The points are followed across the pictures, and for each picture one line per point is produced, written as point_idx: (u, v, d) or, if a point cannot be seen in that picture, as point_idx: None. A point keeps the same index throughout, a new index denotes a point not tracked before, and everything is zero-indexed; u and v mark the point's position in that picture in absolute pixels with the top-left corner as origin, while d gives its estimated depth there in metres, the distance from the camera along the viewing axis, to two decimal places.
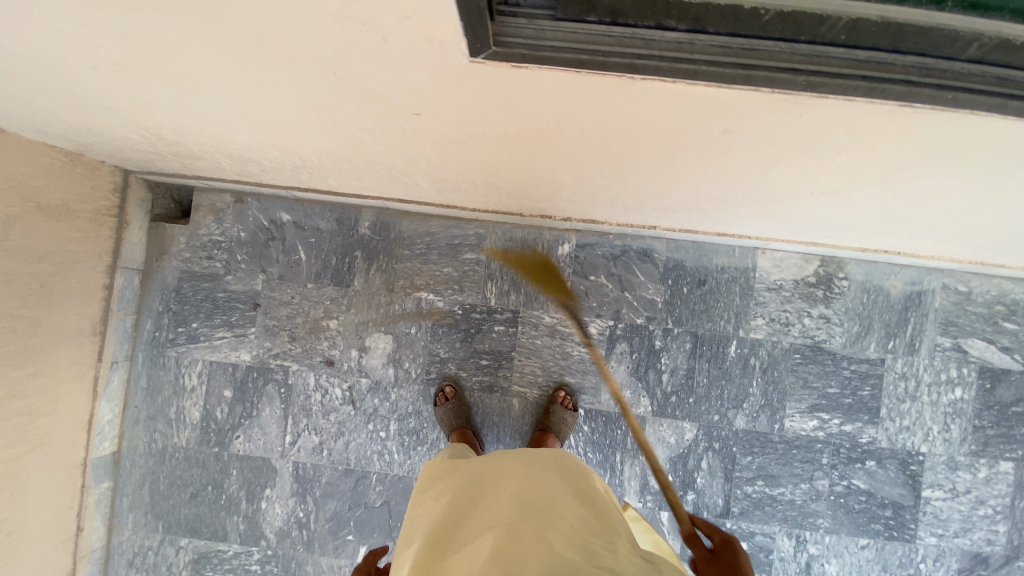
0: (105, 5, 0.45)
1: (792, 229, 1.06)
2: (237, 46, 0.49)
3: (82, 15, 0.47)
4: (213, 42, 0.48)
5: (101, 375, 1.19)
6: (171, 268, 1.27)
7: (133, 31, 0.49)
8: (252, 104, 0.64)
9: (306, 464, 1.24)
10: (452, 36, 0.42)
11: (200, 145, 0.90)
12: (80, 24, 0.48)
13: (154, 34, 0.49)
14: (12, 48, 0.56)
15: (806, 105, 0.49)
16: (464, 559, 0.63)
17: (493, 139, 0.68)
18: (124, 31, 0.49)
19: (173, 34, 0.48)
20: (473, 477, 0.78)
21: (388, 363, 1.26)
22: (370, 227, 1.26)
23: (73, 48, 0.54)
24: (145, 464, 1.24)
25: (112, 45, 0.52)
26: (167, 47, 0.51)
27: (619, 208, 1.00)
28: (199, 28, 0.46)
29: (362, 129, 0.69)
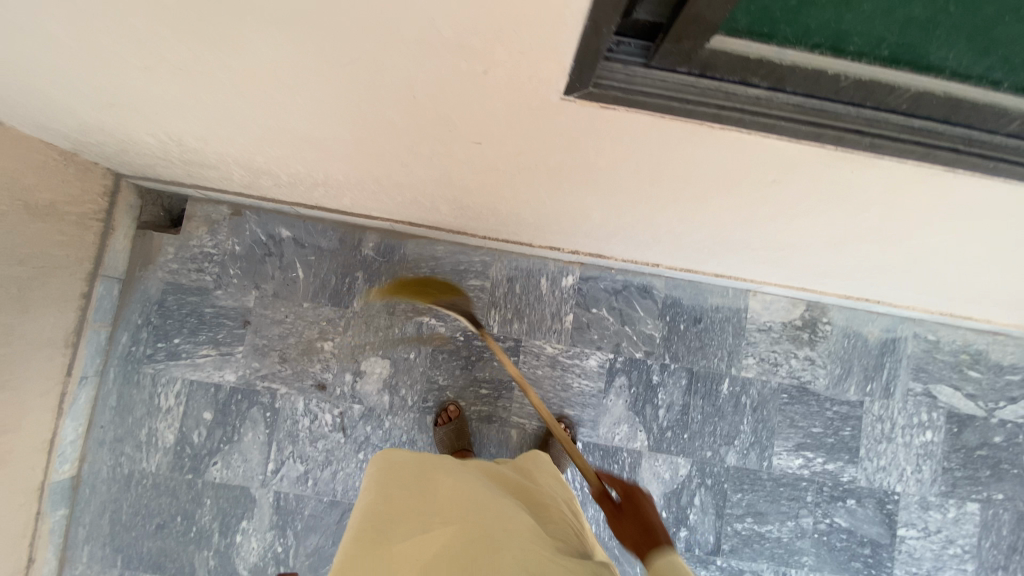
0: (195, 13, 0.45)
1: (788, 274, 1.12)
2: (323, 62, 0.49)
3: (165, 19, 0.46)
4: (299, 57, 0.49)
5: (67, 391, 1.10)
6: (155, 279, 1.20)
7: (214, 40, 0.49)
8: (304, 119, 0.63)
9: (288, 495, 1.16)
10: (558, 73, 0.44)
11: (218, 156, 0.88)
12: (158, 27, 0.48)
13: (236, 44, 0.49)
14: (62, 44, 0.54)
15: (858, 162, 0.53)
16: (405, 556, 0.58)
17: (541, 173, 0.70)
18: (204, 38, 0.48)
19: (257, 46, 0.48)
20: (414, 475, 0.71)
21: (384, 389, 1.21)
22: (374, 248, 1.25)
23: (135, 50, 0.53)
24: (108, 490, 1.15)
25: (181, 50, 0.51)
26: (243, 57, 0.50)
27: (632, 245, 1.03)
28: (289, 43, 0.47)
29: (410, 153, 0.69)
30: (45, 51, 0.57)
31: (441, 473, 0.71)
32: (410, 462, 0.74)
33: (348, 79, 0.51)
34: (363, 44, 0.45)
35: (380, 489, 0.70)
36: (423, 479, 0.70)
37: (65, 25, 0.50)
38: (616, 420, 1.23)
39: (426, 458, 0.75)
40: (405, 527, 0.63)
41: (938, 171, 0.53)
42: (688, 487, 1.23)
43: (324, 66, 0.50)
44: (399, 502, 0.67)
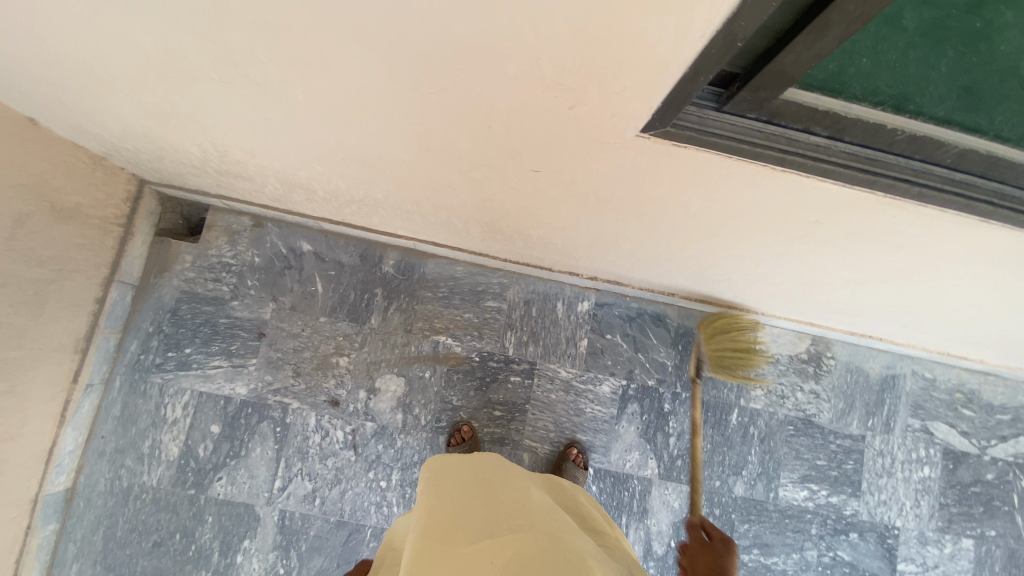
0: (297, 36, 0.47)
1: (799, 309, 1.16)
2: (410, 88, 0.51)
3: (265, 41, 0.49)
4: (387, 82, 0.51)
5: (72, 399, 1.07)
6: (170, 287, 1.19)
7: (305, 61, 0.51)
8: (367, 138, 0.65)
9: (294, 514, 1.13)
10: (641, 113, 0.48)
11: (259, 169, 0.88)
12: (254, 46, 0.50)
13: (326, 66, 0.51)
14: (144, 54, 0.56)
15: (899, 209, 0.57)
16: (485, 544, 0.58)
17: (589, 204, 0.72)
18: (297, 59, 0.50)
19: (348, 69, 0.50)
20: (472, 482, 0.69)
21: (397, 407, 1.20)
22: (394, 265, 1.25)
23: (221, 65, 0.54)
24: (104, 504, 1.10)
25: (268, 69, 0.53)
26: (329, 78, 0.53)
27: (654, 274, 1.06)
28: (382, 69, 0.49)
29: (464, 176, 0.71)
30: (122, 59, 0.58)
31: (499, 481, 0.70)
32: (464, 468, 0.73)
33: (429, 105, 0.54)
34: (456, 74, 0.47)
35: (437, 493, 0.68)
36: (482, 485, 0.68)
37: (157, 38, 0.52)
38: (627, 447, 1.24)
39: (480, 464, 0.74)
40: (473, 529, 0.60)
41: (971, 218, 0.57)
42: None
43: (409, 92, 0.52)
44: (460, 506, 0.65)
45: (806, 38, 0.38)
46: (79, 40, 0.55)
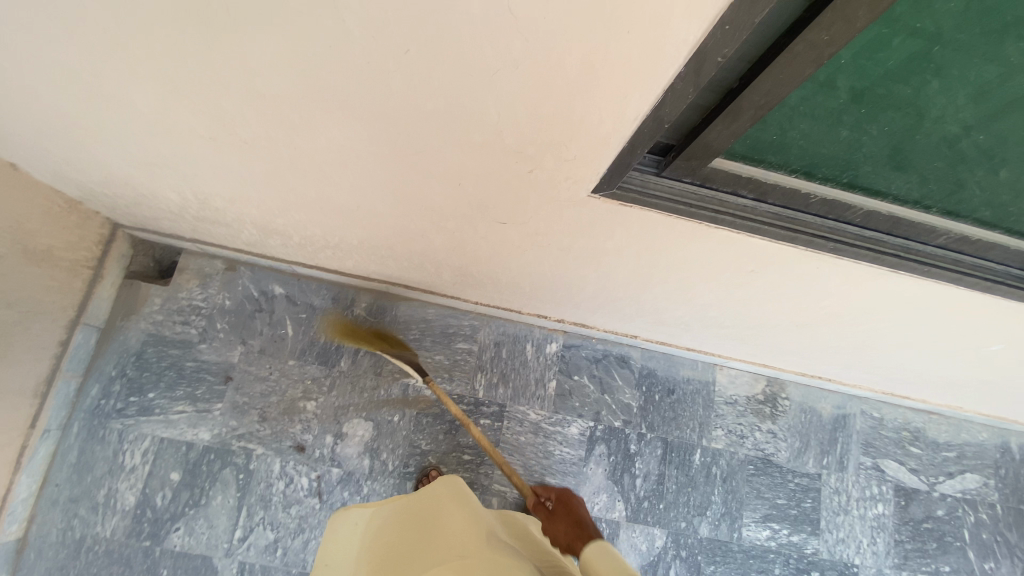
0: (285, 104, 0.52)
1: (752, 351, 1.23)
2: (386, 150, 0.57)
3: (256, 107, 0.54)
4: (365, 144, 0.57)
5: (28, 445, 1.04)
6: (136, 330, 1.18)
7: (291, 124, 0.56)
8: (345, 191, 0.70)
9: (254, 566, 1.09)
10: (592, 177, 0.54)
11: (237, 216, 0.92)
12: (246, 110, 0.55)
13: (310, 129, 0.56)
14: (138, 113, 0.60)
15: (822, 261, 0.65)
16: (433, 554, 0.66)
17: (551, 254, 0.78)
18: (285, 122, 0.56)
19: (330, 132, 0.56)
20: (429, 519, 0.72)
21: (365, 452, 1.19)
22: (366, 309, 1.28)
23: (212, 125, 0.59)
24: (51, 558, 1.05)
25: (257, 130, 0.58)
26: (313, 139, 0.58)
27: (616, 318, 1.12)
28: (361, 133, 0.55)
29: (434, 227, 0.76)
30: (114, 116, 0.62)
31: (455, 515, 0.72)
32: (423, 503, 0.75)
33: (402, 164, 0.59)
34: (428, 140, 0.53)
35: (395, 530, 0.71)
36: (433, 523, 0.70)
37: (153, 100, 0.56)
38: (595, 489, 1.25)
39: (438, 498, 0.75)
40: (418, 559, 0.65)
41: (883, 269, 0.65)
42: (664, 559, 1.24)
43: (385, 153, 0.58)
44: (412, 545, 0.67)
45: (724, 120, 0.46)
46: (76, 100, 0.60)
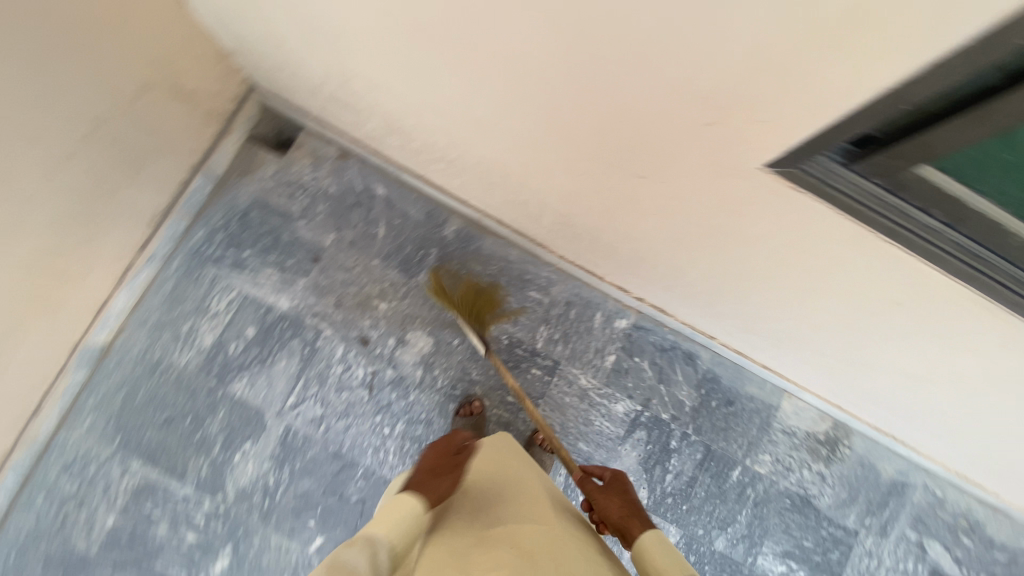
0: None
1: (833, 389, 1.15)
2: (562, 65, 0.54)
3: None
4: (543, 55, 0.54)
5: (133, 265, 1.13)
6: (247, 190, 1.23)
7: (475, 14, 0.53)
8: (492, 103, 0.68)
9: (299, 432, 1.17)
10: (773, 147, 0.51)
11: (370, 104, 0.92)
12: None
13: (493, 24, 0.53)
14: None
15: (980, 307, 0.61)
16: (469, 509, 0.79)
17: (678, 226, 0.73)
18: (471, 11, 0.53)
19: (512, 32, 0.53)
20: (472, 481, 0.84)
21: (419, 364, 1.23)
22: (455, 232, 1.29)
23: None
24: (131, 370, 1.14)
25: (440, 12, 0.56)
26: (491, 36, 0.55)
27: (704, 312, 1.07)
28: (545, 39, 0.51)
29: (565, 163, 0.73)
30: None
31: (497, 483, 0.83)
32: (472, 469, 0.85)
33: (570, 83, 0.56)
34: (615, 62, 0.49)
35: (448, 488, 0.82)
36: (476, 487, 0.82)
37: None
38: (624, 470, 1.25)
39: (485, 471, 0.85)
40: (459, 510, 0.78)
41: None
42: None
43: (558, 68, 0.55)
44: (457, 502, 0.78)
45: (959, 125, 0.40)
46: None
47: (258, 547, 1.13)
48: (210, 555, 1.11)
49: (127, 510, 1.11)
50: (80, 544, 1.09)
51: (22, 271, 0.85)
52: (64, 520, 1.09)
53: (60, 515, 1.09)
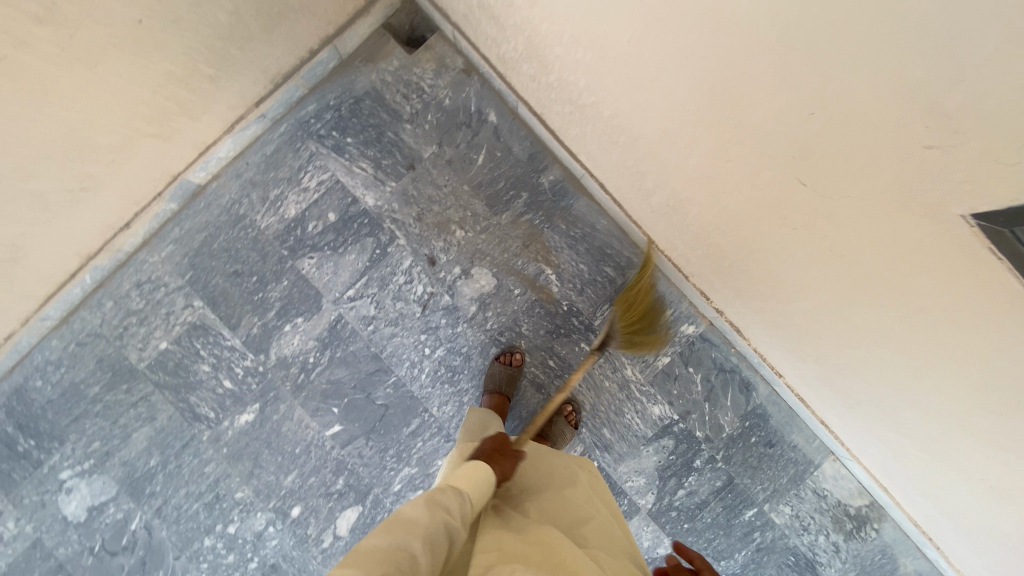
0: None
1: (887, 470, 1.06)
2: (782, 27, 0.46)
3: None
4: (765, 9, 0.46)
5: (245, 117, 1.12)
6: (367, 79, 1.20)
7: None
8: (667, 58, 0.61)
9: (348, 325, 1.20)
10: (995, 195, 0.43)
11: (520, 23, 0.86)
12: None
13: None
14: None
15: None
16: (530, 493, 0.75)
17: (814, 249, 0.65)
18: None
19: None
20: (541, 460, 0.82)
21: (475, 301, 1.22)
22: (551, 182, 1.22)
23: None
24: (216, 216, 1.18)
25: None
26: None
27: (786, 347, 0.99)
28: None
29: (714, 146, 0.66)
30: None
31: (573, 479, 0.80)
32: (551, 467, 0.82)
33: (781, 53, 0.48)
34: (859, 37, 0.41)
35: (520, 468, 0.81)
36: (547, 473, 0.80)
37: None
38: (639, 470, 1.22)
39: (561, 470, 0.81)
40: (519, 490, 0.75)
41: None
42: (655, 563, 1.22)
43: (775, 31, 0.47)
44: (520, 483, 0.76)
45: None
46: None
47: (282, 415, 1.18)
48: (239, 407, 1.18)
49: (180, 340, 1.18)
50: (133, 355, 1.18)
51: (136, 83, 0.87)
52: (125, 329, 1.18)
53: (123, 325, 1.17)
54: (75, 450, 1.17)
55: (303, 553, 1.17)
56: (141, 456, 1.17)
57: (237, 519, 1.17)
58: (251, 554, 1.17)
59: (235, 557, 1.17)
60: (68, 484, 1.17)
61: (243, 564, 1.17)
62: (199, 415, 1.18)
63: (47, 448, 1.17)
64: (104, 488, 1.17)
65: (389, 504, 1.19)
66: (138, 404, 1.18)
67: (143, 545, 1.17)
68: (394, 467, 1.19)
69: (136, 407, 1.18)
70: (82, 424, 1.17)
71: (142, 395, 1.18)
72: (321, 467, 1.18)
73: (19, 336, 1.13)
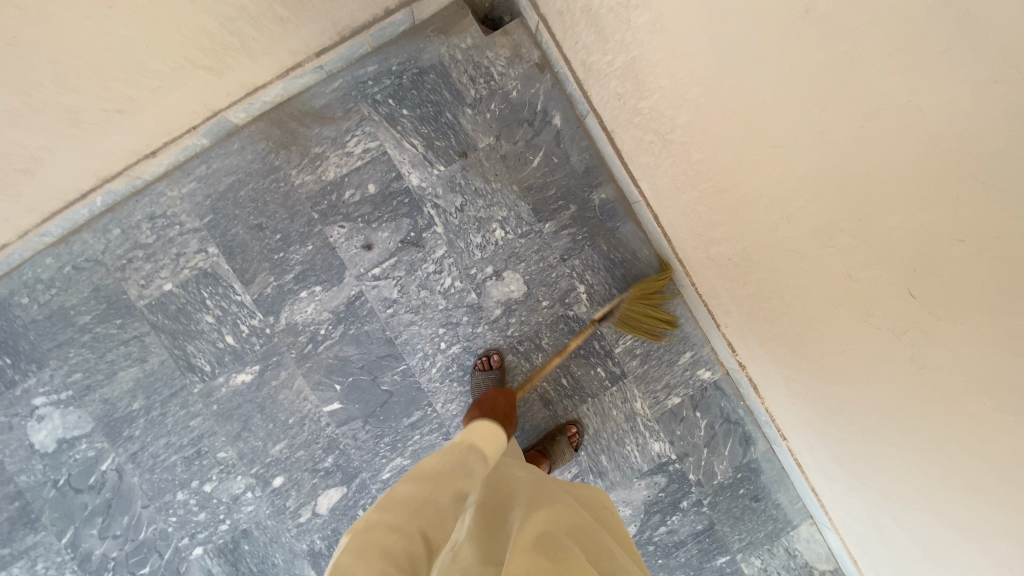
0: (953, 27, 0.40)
1: (866, 549, 1.08)
2: (981, 152, 0.43)
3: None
4: (968, 130, 0.43)
5: (303, 65, 1.04)
6: (437, 51, 1.12)
7: (921, 36, 0.42)
8: (808, 134, 0.58)
9: (367, 303, 1.15)
10: None
11: (631, 42, 0.81)
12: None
13: (940, 67, 0.42)
14: None
15: None
16: (552, 518, 0.72)
17: (894, 351, 0.64)
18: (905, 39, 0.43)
19: (954, 88, 0.42)
20: (559, 497, 0.79)
21: (501, 305, 1.18)
22: (602, 200, 1.17)
23: None
24: (248, 162, 1.10)
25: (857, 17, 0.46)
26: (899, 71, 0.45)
27: (806, 418, 0.99)
28: (1002, 122, 0.40)
29: (821, 227, 0.64)
30: None
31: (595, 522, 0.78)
32: (569, 501, 0.79)
33: (961, 176, 0.45)
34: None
35: (541, 498, 0.78)
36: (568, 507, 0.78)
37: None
38: (627, 501, 1.23)
39: (578, 508, 0.79)
40: (543, 516, 0.72)
41: None
42: None
43: (970, 154, 0.44)
44: (543, 513, 0.73)
45: None
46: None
47: (281, 382, 1.14)
48: (238, 365, 1.13)
49: (187, 285, 1.11)
50: (132, 290, 1.10)
51: (206, 12, 0.79)
52: (129, 261, 1.10)
53: (127, 256, 1.09)
54: (54, 377, 1.10)
55: (277, 524, 1.14)
56: (124, 397, 1.11)
57: (214, 478, 1.13)
58: (223, 516, 1.13)
59: (207, 516, 1.13)
60: (40, 412, 1.10)
61: (213, 524, 1.13)
62: (193, 365, 1.12)
63: (24, 370, 1.09)
64: (79, 422, 1.11)
65: (374, 491, 1.16)
66: (130, 342, 1.11)
67: (111, 487, 1.12)
68: (386, 455, 1.16)
69: (126, 346, 1.11)
70: (66, 351, 1.10)
71: (136, 334, 1.11)
72: (312, 442, 1.15)
73: (12, 247, 1.04)
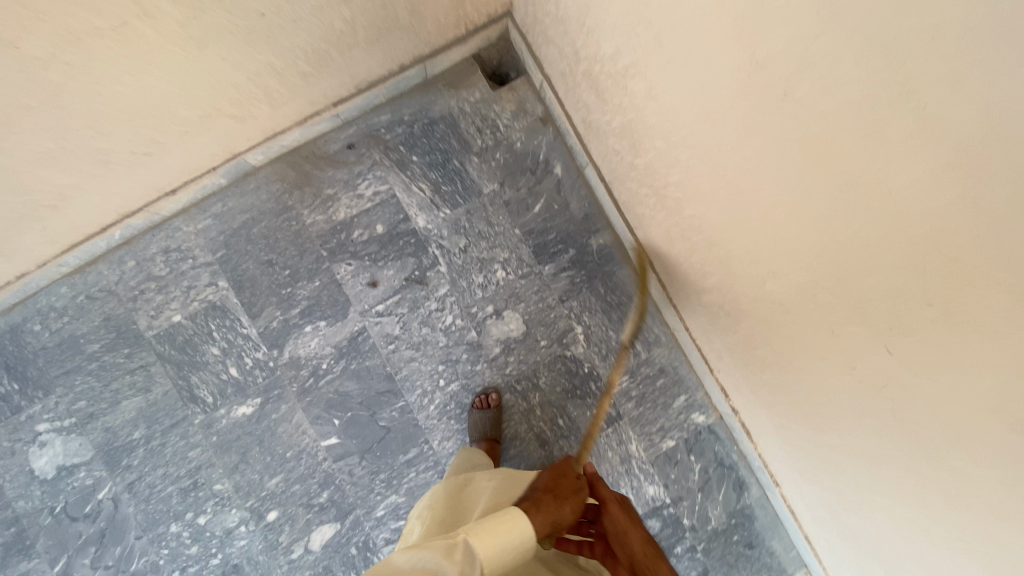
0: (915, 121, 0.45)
1: None
2: (940, 226, 0.48)
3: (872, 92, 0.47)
4: (929, 208, 0.48)
5: (320, 114, 1.11)
6: (446, 104, 1.19)
7: (886, 125, 0.48)
8: (788, 199, 0.63)
9: (369, 339, 1.18)
10: None
11: (627, 106, 0.87)
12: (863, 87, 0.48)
13: (902, 151, 0.47)
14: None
15: None
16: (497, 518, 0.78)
17: (876, 403, 0.67)
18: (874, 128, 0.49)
19: (915, 170, 0.47)
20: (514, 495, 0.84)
21: (499, 344, 1.21)
22: (600, 246, 1.22)
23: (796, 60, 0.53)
24: (263, 201, 1.15)
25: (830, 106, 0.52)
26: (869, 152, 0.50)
27: (797, 465, 1.01)
28: (957, 203, 0.45)
29: (805, 284, 0.68)
30: None
31: None
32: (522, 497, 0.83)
33: (925, 247, 0.50)
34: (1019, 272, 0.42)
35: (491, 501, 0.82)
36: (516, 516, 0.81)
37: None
38: None
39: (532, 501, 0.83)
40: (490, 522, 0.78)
41: None
42: None
43: (931, 228, 0.48)
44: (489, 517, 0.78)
45: None
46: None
47: (282, 415, 1.15)
48: (240, 397, 1.15)
49: (196, 317, 1.14)
50: (142, 321, 1.13)
51: (235, 67, 0.85)
52: (141, 293, 1.13)
53: (140, 287, 1.13)
54: (57, 404, 1.12)
55: (269, 560, 1.14)
56: (125, 426, 1.13)
57: (209, 511, 1.13)
58: (215, 550, 1.13)
59: (198, 549, 1.13)
60: (41, 438, 1.11)
61: (205, 559, 1.13)
62: (196, 397, 1.14)
63: (28, 397, 1.11)
64: (79, 450, 1.12)
65: (368, 529, 1.16)
66: (136, 371, 1.13)
67: (106, 517, 1.12)
68: (381, 492, 1.16)
69: (132, 375, 1.13)
70: (72, 378, 1.12)
71: (142, 364, 1.13)
72: (308, 476, 1.15)
73: (31, 276, 1.08)
